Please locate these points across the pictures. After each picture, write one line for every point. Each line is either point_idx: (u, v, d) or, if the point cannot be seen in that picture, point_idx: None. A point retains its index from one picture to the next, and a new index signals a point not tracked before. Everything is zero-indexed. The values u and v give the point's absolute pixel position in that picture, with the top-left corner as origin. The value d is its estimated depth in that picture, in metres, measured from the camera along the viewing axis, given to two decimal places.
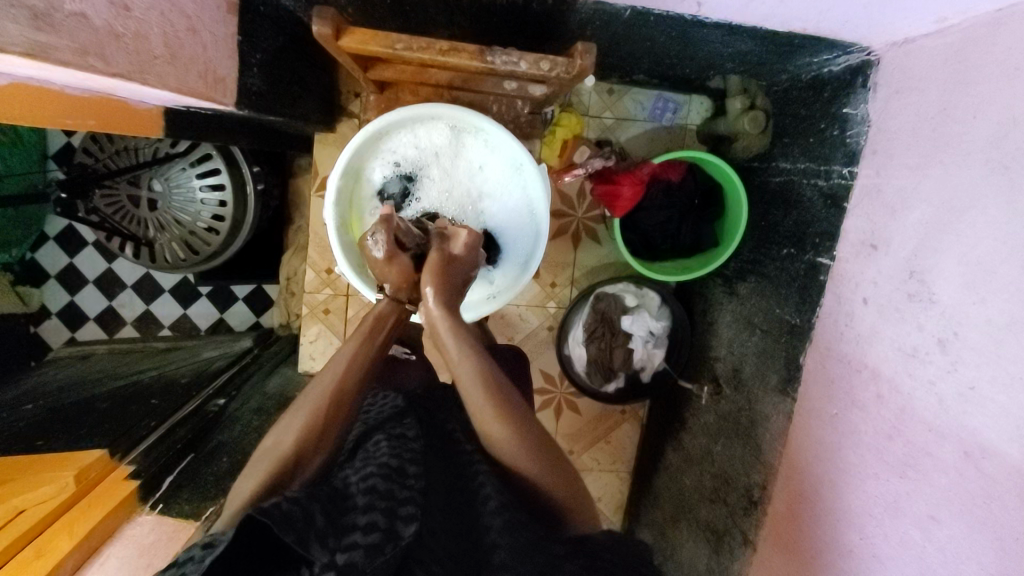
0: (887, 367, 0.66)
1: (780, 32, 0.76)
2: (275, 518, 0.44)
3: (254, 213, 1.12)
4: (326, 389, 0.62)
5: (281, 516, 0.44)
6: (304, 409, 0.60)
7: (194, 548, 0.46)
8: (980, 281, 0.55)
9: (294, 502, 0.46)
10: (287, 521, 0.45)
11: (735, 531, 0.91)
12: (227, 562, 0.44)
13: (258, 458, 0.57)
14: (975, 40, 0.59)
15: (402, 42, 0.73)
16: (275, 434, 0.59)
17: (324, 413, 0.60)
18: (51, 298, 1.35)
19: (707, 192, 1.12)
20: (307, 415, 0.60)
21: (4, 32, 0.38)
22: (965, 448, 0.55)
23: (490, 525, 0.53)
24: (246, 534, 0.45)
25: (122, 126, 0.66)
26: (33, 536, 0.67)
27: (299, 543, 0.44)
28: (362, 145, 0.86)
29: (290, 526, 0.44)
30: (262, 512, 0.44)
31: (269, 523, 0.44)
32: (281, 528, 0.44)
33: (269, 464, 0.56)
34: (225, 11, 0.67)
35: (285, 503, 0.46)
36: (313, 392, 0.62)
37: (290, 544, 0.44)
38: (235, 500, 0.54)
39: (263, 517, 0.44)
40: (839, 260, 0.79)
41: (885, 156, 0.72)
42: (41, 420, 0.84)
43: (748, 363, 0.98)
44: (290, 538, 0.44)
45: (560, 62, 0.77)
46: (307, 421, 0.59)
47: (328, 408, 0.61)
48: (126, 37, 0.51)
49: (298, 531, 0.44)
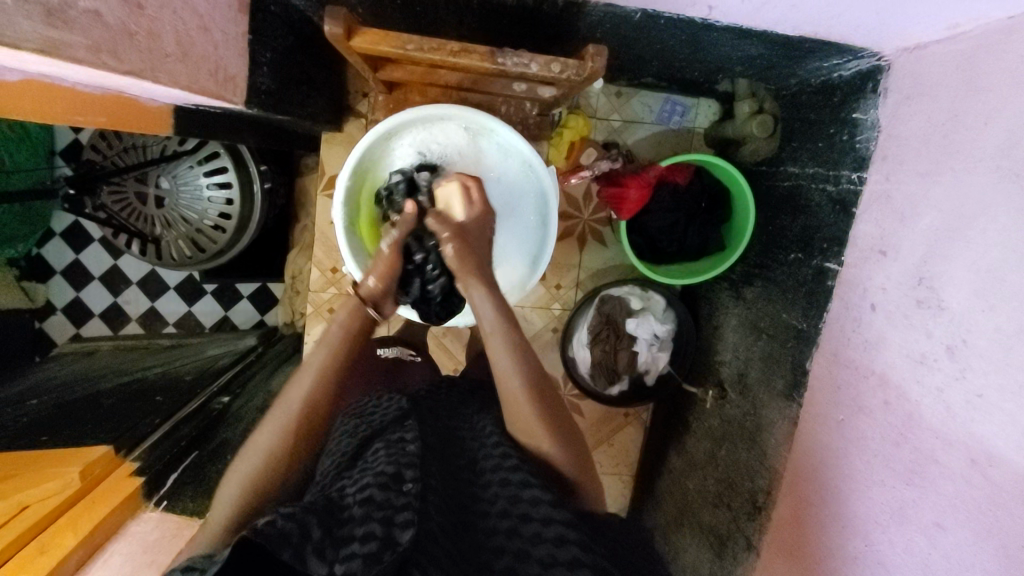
0: (895, 374, 0.66)
1: (790, 37, 0.76)
2: (270, 539, 0.45)
3: (262, 212, 1.11)
4: (299, 402, 0.64)
5: (278, 535, 0.45)
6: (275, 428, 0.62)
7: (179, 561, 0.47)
8: (989, 288, 0.55)
9: (290, 517, 0.47)
10: (284, 538, 0.45)
11: (738, 535, 0.91)
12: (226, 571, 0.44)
13: (236, 471, 0.59)
14: (987, 46, 0.59)
15: (413, 43, 0.73)
16: (246, 453, 0.61)
17: (300, 424, 0.63)
18: (57, 294, 1.35)
19: (714, 196, 1.10)
20: (281, 429, 0.62)
21: (18, 29, 0.38)
22: (972, 456, 0.54)
23: (495, 529, 0.53)
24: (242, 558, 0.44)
25: (131, 123, 0.66)
26: (36, 532, 0.66)
27: (296, 559, 0.45)
28: (374, 143, 0.85)
29: (286, 542, 0.45)
30: (256, 532, 0.45)
31: (264, 543, 0.44)
32: (276, 547, 0.44)
33: (241, 483, 0.58)
34: (236, 10, 0.67)
35: (280, 521, 0.46)
36: (280, 411, 0.63)
37: (287, 561, 0.45)
38: (212, 522, 0.55)
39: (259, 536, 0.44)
40: (848, 266, 0.78)
41: (894, 162, 0.72)
42: (46, 416, 0.84)
43: (753, 368, 0.98)
44: (287, 555, 0.44)
45: (571, 64, 0.76)
46: (279, 439, 0.61)
47: (303, 420, 0.63)
48: (139, 35, 0.51)
49: (295, 547, 0.45)
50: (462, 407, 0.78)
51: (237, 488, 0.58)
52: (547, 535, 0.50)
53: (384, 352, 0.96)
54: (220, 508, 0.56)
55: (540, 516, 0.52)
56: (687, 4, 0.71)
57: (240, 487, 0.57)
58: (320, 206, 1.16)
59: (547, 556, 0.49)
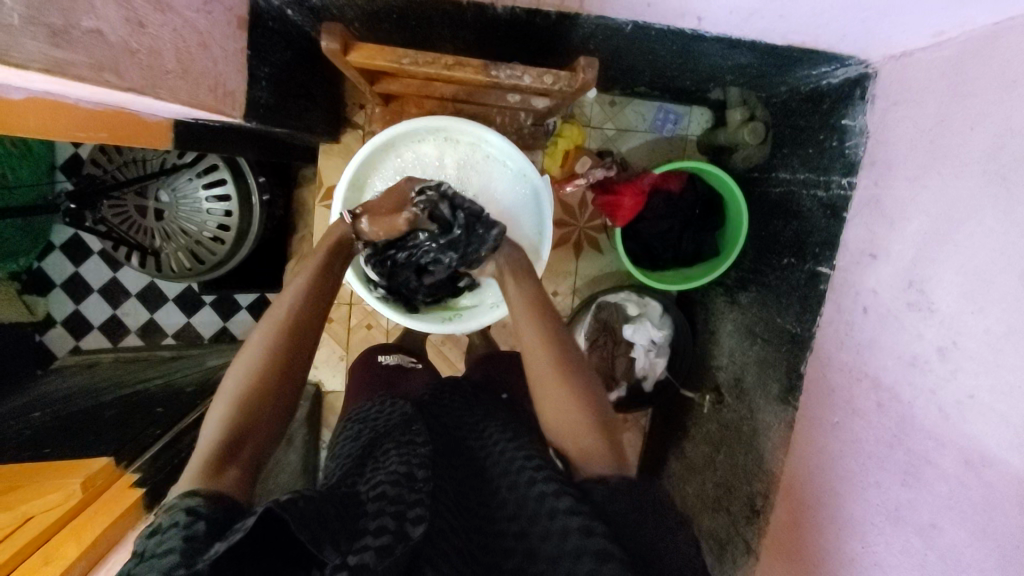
0: (888, 376, 0.67)
1: (778, 46, 0.78)
2: (294, 515, 0.43)
3: (259, 223, 1.12)
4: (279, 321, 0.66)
5: (300, 515, 0.44)
6: (252, 364, 0.62)
7: (174, 539, 0.44)
8: (978, 290, 0.56)
9: (310, 501, 0.46)
10: (304, 520, 0.44)
11: (738, 540, 0.92)
12: (239, 553, 0.42)
13: (225, 392, 0.61)
14: (972, 52, 0.60)
15: (409, 57, 0.74)
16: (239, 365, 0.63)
17: (282, 342, 0.64)
18: (58, 307, 1.36)
19: (708, 202, 1.12)
20: (265, 349, 0.63)
21: (25, 49, 0.39)
22: (965, 456, 0.55)
23: (505, 533, 0.53)
24: (261, 527, 0.44)
25: (130, 138, 0.67)
26: (39, 544, 0.66)
27: (314, 543, 0.43)
28: (370, 156, 0.87)
29: (306, 525, 0.43)
30: (280, 506, 0.43)
31: (287, 519, 0.43)
32: (297, 526, 0.43)
33: (222, 413, 0.59)
34: (234, 26, 0.68)
35: (300, 501, 0.45)
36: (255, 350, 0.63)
37: (306, 544, 0.43)
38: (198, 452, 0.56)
39: (280, 509, 0.43)
40: (840, 270, 0.79)
41: (883, 168, 0.73)
42: (48, 427, 0.84)
43: (749, 372, 0.99)
44: (305, 537, 0.43)
45: (562, 77, 0.78)
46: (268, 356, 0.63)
47: (285, 339, 0.65)
48: (141, 53, 0.52)
49: (314, 531, 0.44)
50: (466, 409, 0.78)
51: (219, 429, 0.58)
52: (555, 527, 0.50)
53: (386, 359, 0.95)
54: (210, 430, 0.58)
55: (545, 510, 0.51)
56: (676, 16, 0.72)
57: (229, 406, 0.59)
58: (319, 216, 1.17)
59: (555, 547, 0.49)
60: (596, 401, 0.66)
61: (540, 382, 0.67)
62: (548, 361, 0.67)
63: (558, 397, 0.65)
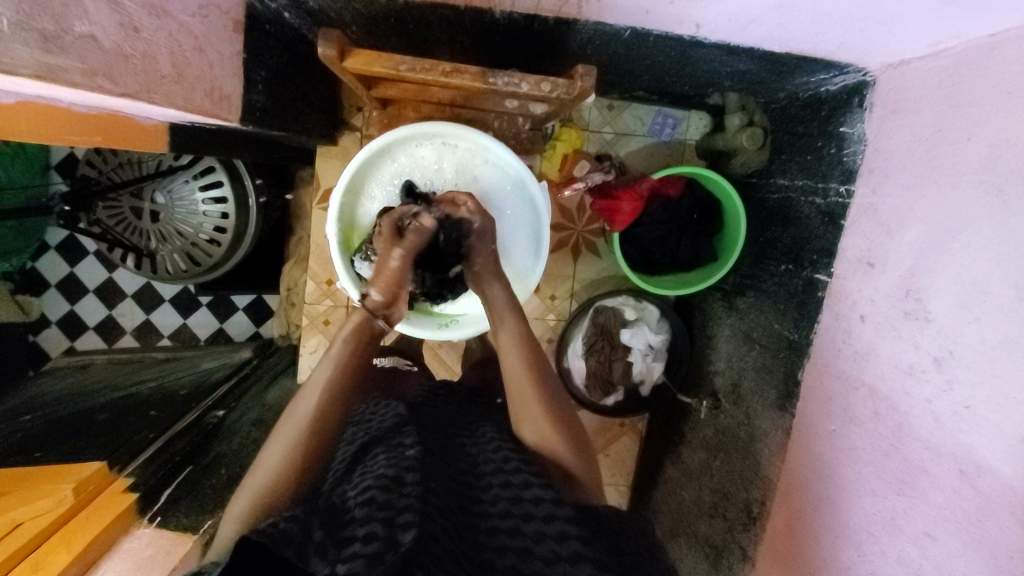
0: (884, 385, 0.67)
1: (777, 53, 0.77)
2: (274, 540, 0.45)
3: (256, 227, 1.14)
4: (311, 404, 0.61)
5: (280, 536, 0.46)
6: (292, 430, 0.59)
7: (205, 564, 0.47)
8: (974, 300, 0.56)
9: (292, 520, 0.48)
10: (287, 539, 0.46)
11: (734, 546, 0.91)
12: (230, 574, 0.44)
13: (249, 481, 0.56)
14: (970, 63, 0.60)
15: (407, 64, 0.74)
16: (265, 454, 0.58)
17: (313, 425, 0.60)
18: (52, 307, 1.35)
19: (706, 207, 1.11)
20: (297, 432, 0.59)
21: (16, 55, 0.39)
22: (960, 466, 0.55)
23: (497, 530, 0.53)
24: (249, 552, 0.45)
25: (125, 141, 0.66)
26: (29, 550, 0.66)
27: (298, 558, 0.45)
28: (367, 160, 0.87)
29: (290, 542, 0.46)
30: (259, 533, 0.46)
31: (268, 544, 0.45)
32: (278, 546, 0.45)
33: (251, 496, 0.54)
34: (231, 30, 0.68)
35: (283, 523, 0.47)
36: (305, 401, 0.62)
37: (290, 560, 0.45)
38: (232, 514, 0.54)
39: (259, 537, 0.45)
40: (838, 278, 0.79)
41: (881, 176, 0.73)
42: (41, 431, 0.83)
43: (746, 378, 0.98)
44: (289, 554, 0.45)
45: (561, 83, 0.78)
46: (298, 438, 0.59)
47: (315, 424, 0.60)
48: (135, 58, 0.52)
49: (298, 547, 0.46)
50: (459, 412, 0.77)
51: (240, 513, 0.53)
52: (549, 532, 0.52)
53: (383, 361, 0.95)
54: (231, 519, 0.53)
55: (542, 513, 0.53)
56: (674, 22, 0.72)
57: (254, 492, 0.54)
58: (316, 219, 1.17)
59: (550, 552, 0.50)
60: (577, 427, 0.68)
61: (523, 411, 0.68)
62: (530, 391, 0.69)
63: (541, 429, 0.66)
